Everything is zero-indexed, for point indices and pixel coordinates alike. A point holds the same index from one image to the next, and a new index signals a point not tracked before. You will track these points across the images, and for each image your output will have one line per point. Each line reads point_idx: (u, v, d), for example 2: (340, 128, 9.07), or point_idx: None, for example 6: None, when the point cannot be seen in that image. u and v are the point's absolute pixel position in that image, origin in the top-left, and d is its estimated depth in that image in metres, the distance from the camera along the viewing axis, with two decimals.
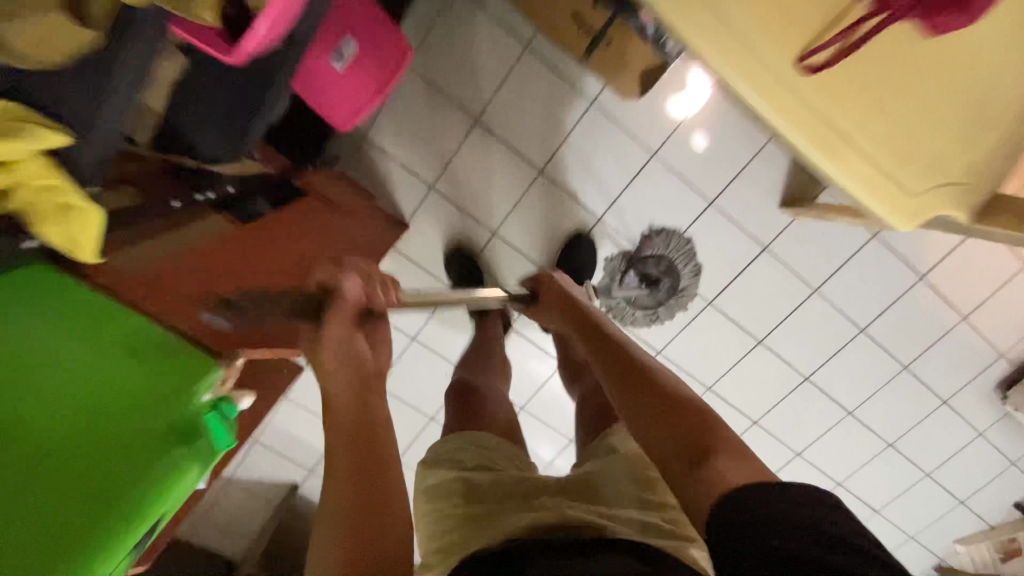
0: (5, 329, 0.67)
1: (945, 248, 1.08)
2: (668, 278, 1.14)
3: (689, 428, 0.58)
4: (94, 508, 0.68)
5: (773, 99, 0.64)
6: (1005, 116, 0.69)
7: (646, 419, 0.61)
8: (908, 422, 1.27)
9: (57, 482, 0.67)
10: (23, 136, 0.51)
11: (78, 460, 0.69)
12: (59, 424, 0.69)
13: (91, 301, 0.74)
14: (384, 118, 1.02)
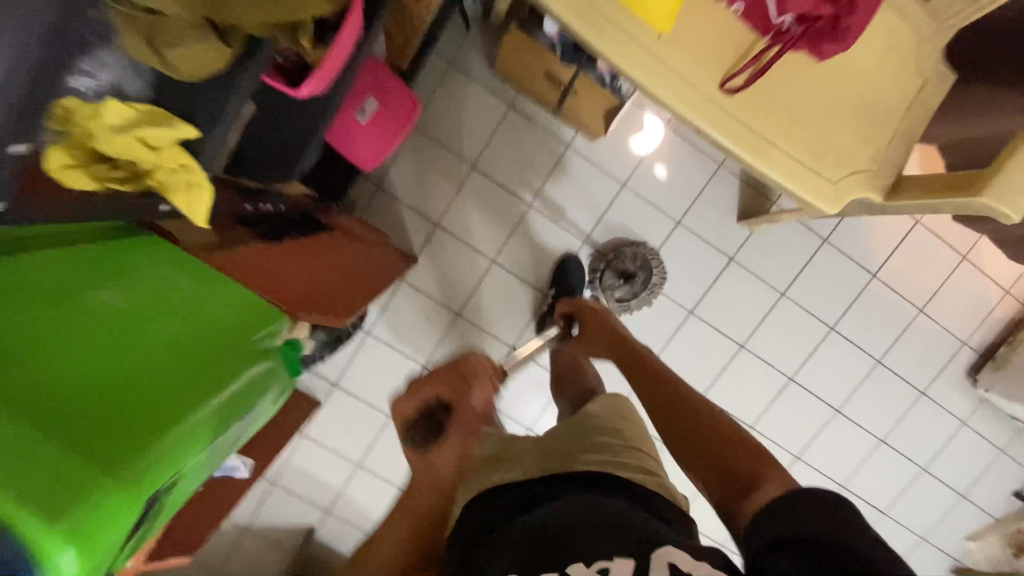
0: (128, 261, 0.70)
1: (888, 248, 1.24)
2: (642, 273, 1.21)
3: (739, 449, 0.67)
4: (180, 406, 0.64)
5: (707, 114, 0.82)
6: (897, 117, 0.85)
7: (693, 446, 0.70)
8: (893, 416, 1.34)
9: (168, 380, 0.64)
10: (164, 125, 0.57)
11: (169, 365, 0.66)
12: (153, 327, 0.67)
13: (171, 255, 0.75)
14: (392, 167, 1.17)
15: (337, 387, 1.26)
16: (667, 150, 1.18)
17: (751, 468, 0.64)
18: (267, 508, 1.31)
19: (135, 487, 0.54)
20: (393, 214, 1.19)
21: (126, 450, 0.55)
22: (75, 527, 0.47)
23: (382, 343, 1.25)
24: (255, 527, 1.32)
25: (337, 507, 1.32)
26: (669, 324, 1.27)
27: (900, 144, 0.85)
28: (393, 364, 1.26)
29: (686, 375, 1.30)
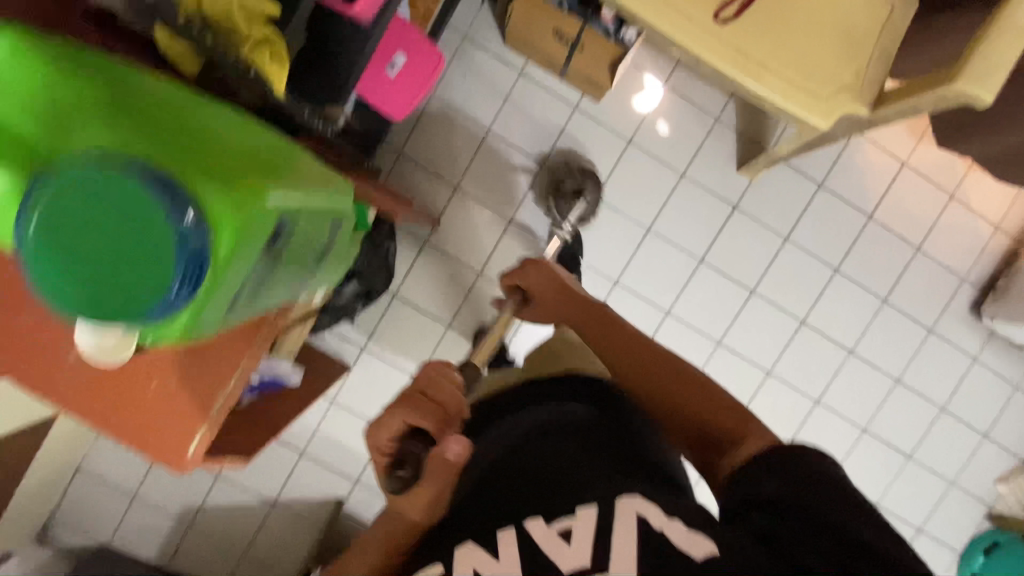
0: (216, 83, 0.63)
1: (880, 190, 1.32)
2: (590, 183, 1.24)
3: (718, 413, 0.65)
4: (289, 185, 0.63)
5: (703, 43, 0.92)
6: (876, 38, 0.94)
7: (673, 401, 0.69)
8: (906, 354, 1.38)
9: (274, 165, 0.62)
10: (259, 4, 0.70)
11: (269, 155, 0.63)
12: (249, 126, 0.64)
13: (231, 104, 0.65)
14: (414, 134, 1.27)
15: (366, 350, 1.29)
16: (668, 107, 1.27)
17: (729, 433, 0.63)
18: (295, 480, 1.30)
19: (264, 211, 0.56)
20: (417, 179, 1.28)
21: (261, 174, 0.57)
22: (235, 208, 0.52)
23: (407, 305, 1.30)
24: (284, 501, 1.31)
25: (366, 477, 1.31)
26: (682, 273, 1.32)
27: (880, 63, 0.95)
28: (418, 326, 1.30)
29: (701, 323, 1.34)
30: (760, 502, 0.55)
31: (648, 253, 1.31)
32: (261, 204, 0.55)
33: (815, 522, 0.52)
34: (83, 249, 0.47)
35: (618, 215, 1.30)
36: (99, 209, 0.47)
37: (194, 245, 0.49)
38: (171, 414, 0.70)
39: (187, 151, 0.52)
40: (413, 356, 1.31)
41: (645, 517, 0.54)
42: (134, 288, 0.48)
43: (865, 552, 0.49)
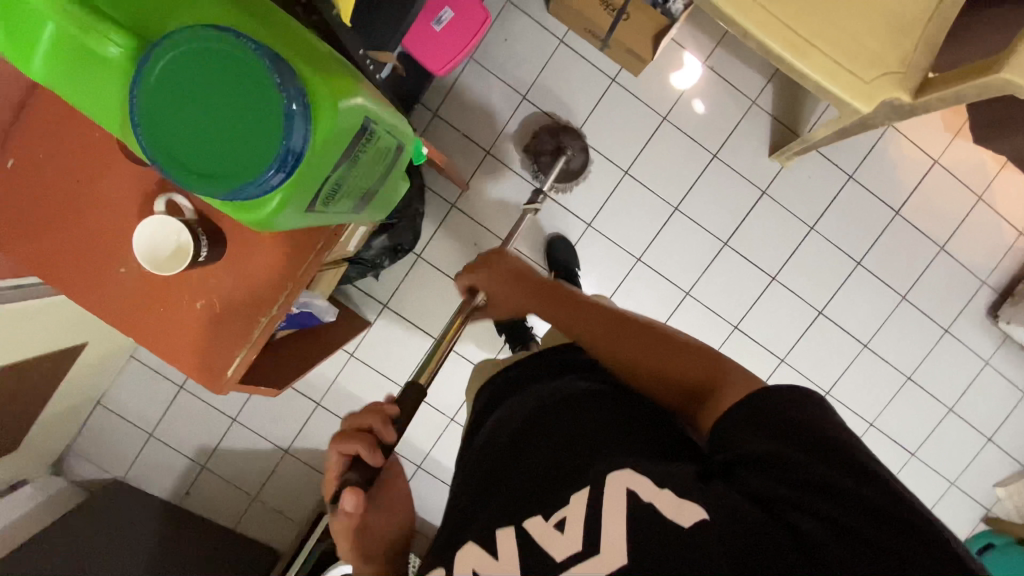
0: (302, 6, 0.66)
1: (909, 186, 1.33)
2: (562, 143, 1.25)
3: (688, 364, 0.67)
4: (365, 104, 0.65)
5: (750, 17, 0.92)
6: (925, 23, 0.94)
7: (653, 366, 0.69)
8: (920, 352, 1.38)
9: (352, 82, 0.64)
10: None
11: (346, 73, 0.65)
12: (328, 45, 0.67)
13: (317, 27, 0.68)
14: (451, 96, 1.27)
15: (387, 307, 1.31)
16: (705, 86, 1.27)
17: (706, 388, 0.64)
18: (309, 430, 1.33)
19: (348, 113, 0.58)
20: (450, 141, 1.28)
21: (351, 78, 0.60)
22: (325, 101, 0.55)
23: (430, 266, 1.31)
24: (297, 449, 1.33)
25: None
26: (704, 255, 1.33)
27: (928, 48, 0.94)
28: (439, 288, 1.31)
29: (719, 306, 1.34)
30: (747, 459, 0.55)
31: (671, 233, 1.32)
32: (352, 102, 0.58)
33: (804, 477, 0.52)
34: (192, 109, 0.50)
35: (646, 192, 1.30)
36: (210, 73, 0.49)
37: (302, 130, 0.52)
38: (213, 337, 0.74)
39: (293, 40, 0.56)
40: (431, 317, 1.32)
41: (636, 492, 0.54)
42: (242, 160, 0.51)
43: (861, 501, 0.49)
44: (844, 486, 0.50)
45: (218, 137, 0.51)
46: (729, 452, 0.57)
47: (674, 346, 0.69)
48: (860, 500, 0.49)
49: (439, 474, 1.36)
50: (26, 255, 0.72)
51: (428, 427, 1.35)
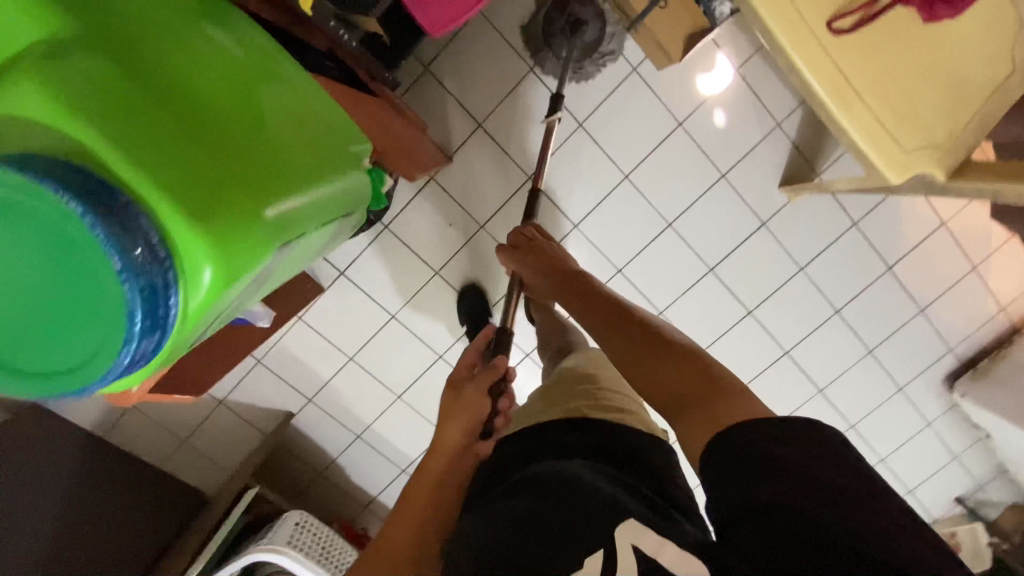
0: (186, 60, 0.58)
1: (910, 243, 1.26)
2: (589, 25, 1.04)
3: (675, 368, 0.59)
4: (263, 189, 0.59)
5: (804, 51, 0.80)
6: (981, 95, 0.84)
7: (637, 359, 0.63)
8: (870, 404, 1.40)
9: (243, 167, 0.57)
10: None
11: (242, 151, 0.59)
12: (218, 107, 0.59)
13: (216, 83, 0.60)
14: (449, 50, 1.11)
15: (344, 275, 1.21)
16: (732, 96, 1.14)
17: (691, 403, 0.56)
18: (247, 386, 1.27)
19: (241, 248, 0.54)
20: (439, 105, 1.14)
21: (243, 186, 0.56)
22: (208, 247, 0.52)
23: (398, 240, 1.20)
24: (232, 402, 1.28)
25: (320, 398, 1.29)
26: (687, 277, 1.26)
27: (978, 126, 0.85)
28: (405, 264, 1.22)
29: (689, 331, 1.30)
30: (743, 508, 0.48)
31: (658, 249, 1.24)
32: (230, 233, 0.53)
33: (812, 534, 0.44)
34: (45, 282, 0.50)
35: (643, 200, 1.20)
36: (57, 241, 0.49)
37: (161, 298, 0.50)
38: None
39: (149, 165, 0.50)
40: (389, 292, 1.23)
41: (640, 547, 0.50)
42: (89, 349, 0.51)
43: (851, 534, 0.43)
44: (829, 522, 0.44)
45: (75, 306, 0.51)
46: (727, 505, 0.49)
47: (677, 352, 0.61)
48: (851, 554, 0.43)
49: (379, 446, 1.35)
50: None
51: (373, 401, 1.31)
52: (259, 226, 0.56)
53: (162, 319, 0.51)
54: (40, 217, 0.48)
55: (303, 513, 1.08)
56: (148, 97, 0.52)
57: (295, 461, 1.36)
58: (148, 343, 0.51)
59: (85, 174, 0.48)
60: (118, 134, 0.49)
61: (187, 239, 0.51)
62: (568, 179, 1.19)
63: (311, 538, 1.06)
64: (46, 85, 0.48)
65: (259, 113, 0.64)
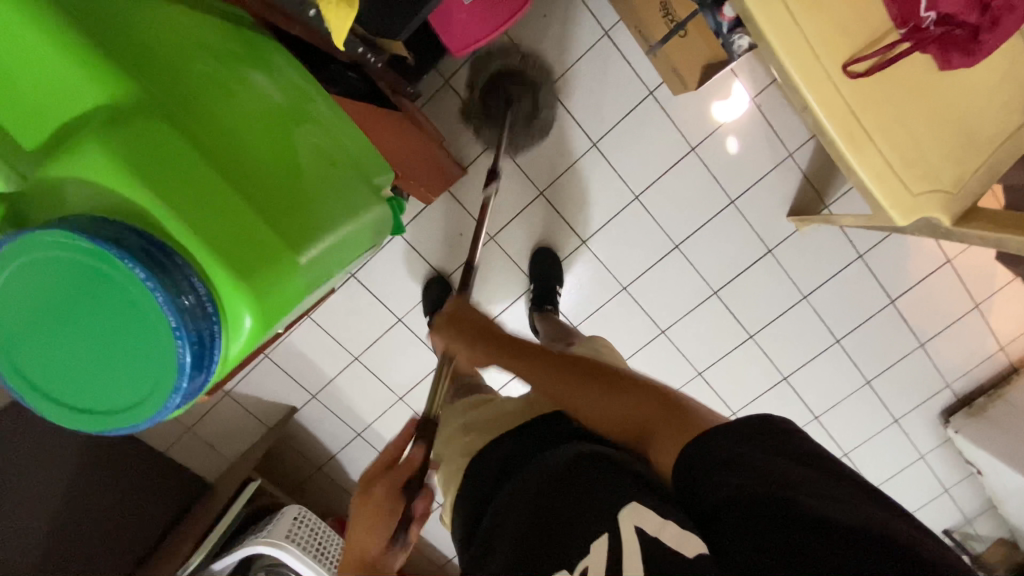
0: (223, 107, 0.61)
1: (914, 278, 1.27)
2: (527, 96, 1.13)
3: (635, 404, 0.63)
4: (296, 234, 0.62)
5: (818, 92, 0.82)
6: (990, 145, 0.85)
7: (596, 397, 0.66)
8: (863, 434, 1.41)
9: (279, 214, 0.61)
10: None
11: (277, 198, 0.62)
12: (253, 155, 0.61)
13: (251, 129, 0.63)
14: (471, 65, 1.13)
15: (354, 278, 1.23)
16: (746, 123, 1.15)
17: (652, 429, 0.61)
18: (253, 380, 1.29)
19: (276, 296, 0.58)
20: (456, 118, 1.16)
21: (281, 237, 0.59)
22: (250, 296, 0.56)
23: (409, 246, 1.23)
24: (238, 394, 1.31)
25: (323, 395, 1.32)
26: (691, 298, 1.28)
27: (986, 174, 0.86)
28: (413, 271, 1.24)
29: (690, 350, 1.32)
30: (730, 496, 0.49)
31: (664, 269, 1.25)
32: (266, 283, 0.57)
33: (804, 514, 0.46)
34: (86, 328, 0.52)
35: (651, 222, 1.22)
36: (97, 289, 0.51)
37: (205, 345, 0.53)
38: None
39: (192, 221, 0.53)
40: (398, 296, 1.26)
41: (643, 528, 0.50)
42: (136, 394, 0.54)
43: (818, 498, 0.47)
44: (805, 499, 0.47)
45: (116, 352, 0.53)
46: (712, 492, 0.51)
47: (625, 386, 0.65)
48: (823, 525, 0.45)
49: (378, 445, 1.38)
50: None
51: (375, 401, 1.34)
52: (295, 273, 0.60)
53: (207, 363, 0.54)
54: (85, 270, 0.50)
55: (301, 508, 1.11)
56: (192, 151, 0.55)
57: (295, 453, 1.39)
58: (195, 384, 0.54)
59: (136, 233, 0.51)
60: (171, 194, 0.53)
61: (231, 291, 0.55)
62: (578, 197, 1.21)
63: (309, 532, 1.08)
64: (101, 143, 0.51)
65: (292, 155, 0.67)
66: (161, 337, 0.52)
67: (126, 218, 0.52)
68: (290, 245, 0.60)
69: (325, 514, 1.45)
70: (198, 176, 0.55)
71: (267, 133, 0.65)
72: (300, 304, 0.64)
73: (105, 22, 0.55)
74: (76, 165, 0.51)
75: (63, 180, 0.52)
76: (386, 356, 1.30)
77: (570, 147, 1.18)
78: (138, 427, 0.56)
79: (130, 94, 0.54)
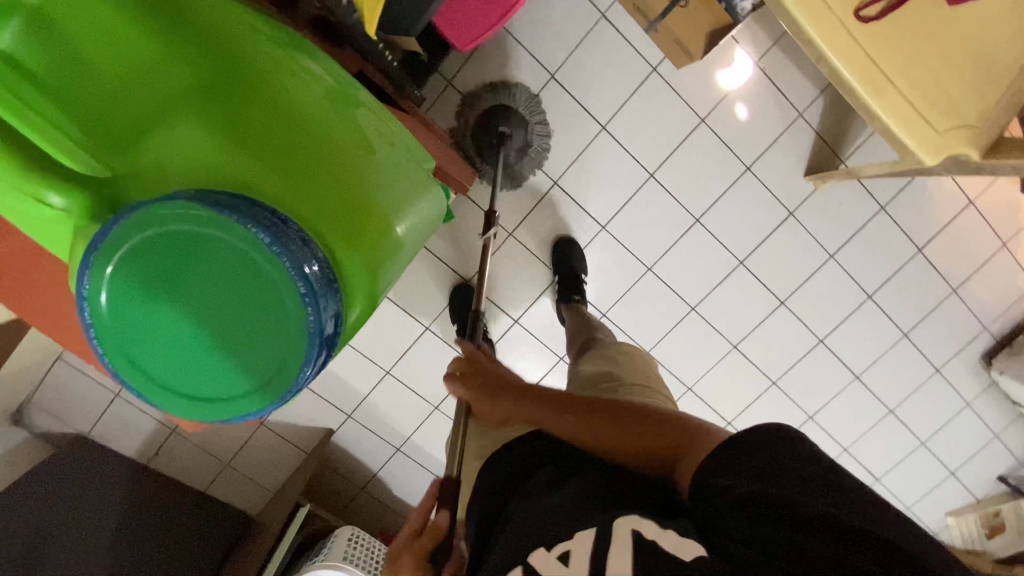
0: (301, 77, 0.61)
1: (938, 225, 1.25)
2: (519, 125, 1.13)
3: (658, 429, 0.62)
4: (392, 202, 0.63)
5: (831, 39, 0.81)
6: (1009, 72, 0.85)
7: (634, 427, 0.63)
8: (907, 388, 1.39)
9: (375, 181, 0.62)
10: None
11: (370, 164, 0.62)
12: (342, 124, 0.62)
13: (332, 95, 0.63)
14: (472, 65, 1.12)
15: None
16: (753, 88, 1.15)
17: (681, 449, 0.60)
18: (287, 407, 1.28)
19: (379, 270, 0.63)
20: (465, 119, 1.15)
21: (383, 206, 0.62)
22: (359, 269, 0.60)
23: (428, 253, 1.21)
24: (273, 423, 1.29)
25: (358, 413, 1.30)
26: (717, 271, 1.26)
27: (1011, 103, 0.85)
28: (436, 277, 1.23)
29: (723, 325, 1.30)
30: (724, 500, 0.51)
31: (685, 246, 1.24)
32: (373, 255, 0.61)
33: (815, 524, 0.46)
34: (201, 313, 0.52)
35: (669, 198, 1.21)
36: (219, 271, 0.51)
37: (329, 317, 0.55)
38: None
39: (303, 199, 0.57)
40: (423, 305, 1.24)
41: (639, 531, 0.50)
42: (266, 371, 0.55)
43: (828, 505, 0.47)
44: (811, 502, 0.47)
45: (239, 334, 0.53)
46: (709, 490, 0.52)
47: (662, 416, 0.63)
48: (827, 525, 0.46)
49: (418, 457, 1.36)
50: (6, 290, 0.83)
51: (410, 413, 1.32)
52: (398, 243, 0.64)
53: (330, 338, 0.57)
54: (210, 249, 0.51)
55: (353, 528, 1.09)
56: (289, 131, 0.58)
57: (336, 476, 1.37)
58: (317, 365, 0.56)
59: (253, 207, 0.52)
60: (283, 172, 0.56)
61: (350, 262, 0.59)
62: (594, 185, 1.20)
63: (363, 552, 1.06)
64: (208, 128, 0.55)
65: (372, 118, 0.66)
66: (288, 314, 0.53)
67: (241, 196, 0.53)
68: (390, 217, 0.62)
69: (373, 534, 1.43)
70: (298, 151, 0.57)
71: (345, 98, 0.64)
72: (396, 275, 0.67)
73: (178, 19, 0.56)
74: (186, 149, 0.54)
75: (168, 164, 0.54)
76: (417, 369, 1.29)
77: (580, 133, 1.17)
78: (260, 410, 0.57)
79: (222, 83, 0.57)
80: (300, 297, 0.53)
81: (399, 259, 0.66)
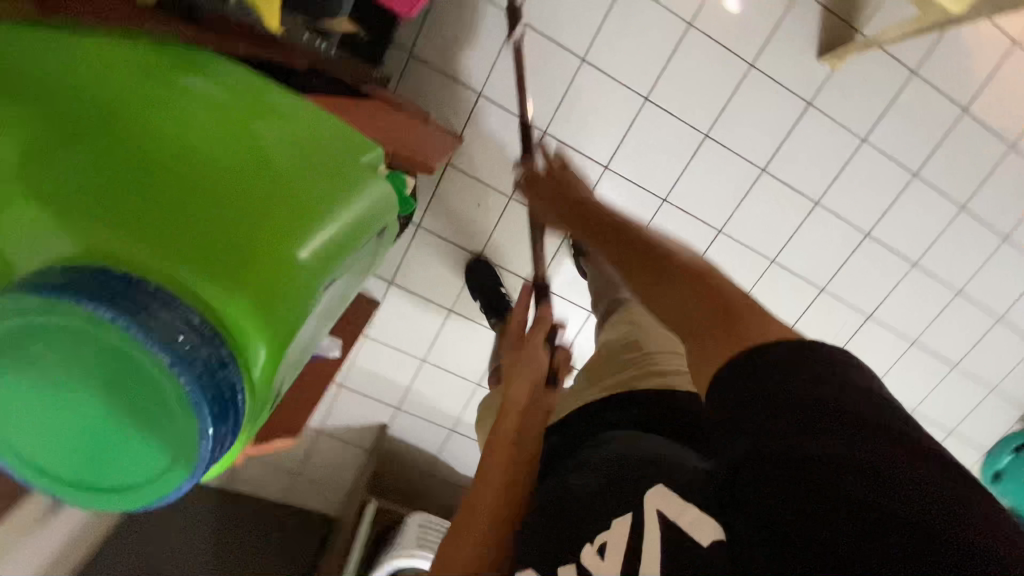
0: (159, 106, 0.52)
1: (980, 78, 1.12)
2: None
3: (689, 297, 0.48)
4: (279, 230, 0.52)
5: None
6: None
7: (663, 292, 0.50)
8: (973, 264, 1.26)
9: (256, 210, 0.51)
10: None
11: (250, 191, 0.52)
12: (209, 150, 0.51)
13: (198, 120, 0.53)
14: (427, 28, 1.04)
15: (394, 284, 1.20)
16: None
17: (703, 327, 0.46)
18: (337, 412, 1.31)
19: (280, 311, 0.50)
20: (435, 88, 1.08)
21: (265, 233, 0.50)
22: (246, 316, 0.47)
23: (433, 235, 1.18)
24: (328, 428, 1.33)
25: (405, 405, 1.32)
26: (739, 184, 1.17)
27: None
28: (447, 258, 1.20)
29: (756, 240, 1.21)
30: (751, 464, 0.39)
31: (699, 165, 1.15)
32: (266, 296, 0.49)
33: (877, 511, 0.34)
34: (60, 401, 0.42)
35: (671, 119, 1.11)
36: (62, 350, 0.41)
37: (217, 379, 0.44)
38: None
39: (155, 245, 0.45)
40: (441, 287, 1.22)
41: (665, 512, 0.46)
42: (160, 451, 0.44)
43: (877, 475, 0.35)
44: (864, 468, 0.35)
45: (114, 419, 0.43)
46: (731, 448, 0.41)
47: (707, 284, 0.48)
48: (887, 512, 0.33)
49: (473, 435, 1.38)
50: None
51: (454, 395, 1.33)
52: (301, 270, 0.52)
53: (229, 404, 0.45)
54: (44, 327, 0.40)
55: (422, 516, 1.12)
56: (131, 169, 0.47)
57: (399, 467, 1.41)
58: (222, 435, 0.45)
59: (90, 274, 0.42)
60: (123, 218, 0.45)
61: (233, 309, 0.47)
62: (587, 125, 1.11)
63: (435, 536, 1.10)
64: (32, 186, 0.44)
65: (253, 136, 0.56)
66: (162, 386, 0.42)
67: (78, 263, 0.43)
68: (281, 247, 0.51)
69: (446, 513, 1.48)
70: (147, 189, 0.47)
71: (221, 120, 0.55)
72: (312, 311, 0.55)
73: None
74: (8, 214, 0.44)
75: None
76: (450, 351, 1.28)
77: (559, 72, 1.07)
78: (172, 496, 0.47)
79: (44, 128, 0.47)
80: (169, 367, 0.42)
81: (309, 293, 0.53)
